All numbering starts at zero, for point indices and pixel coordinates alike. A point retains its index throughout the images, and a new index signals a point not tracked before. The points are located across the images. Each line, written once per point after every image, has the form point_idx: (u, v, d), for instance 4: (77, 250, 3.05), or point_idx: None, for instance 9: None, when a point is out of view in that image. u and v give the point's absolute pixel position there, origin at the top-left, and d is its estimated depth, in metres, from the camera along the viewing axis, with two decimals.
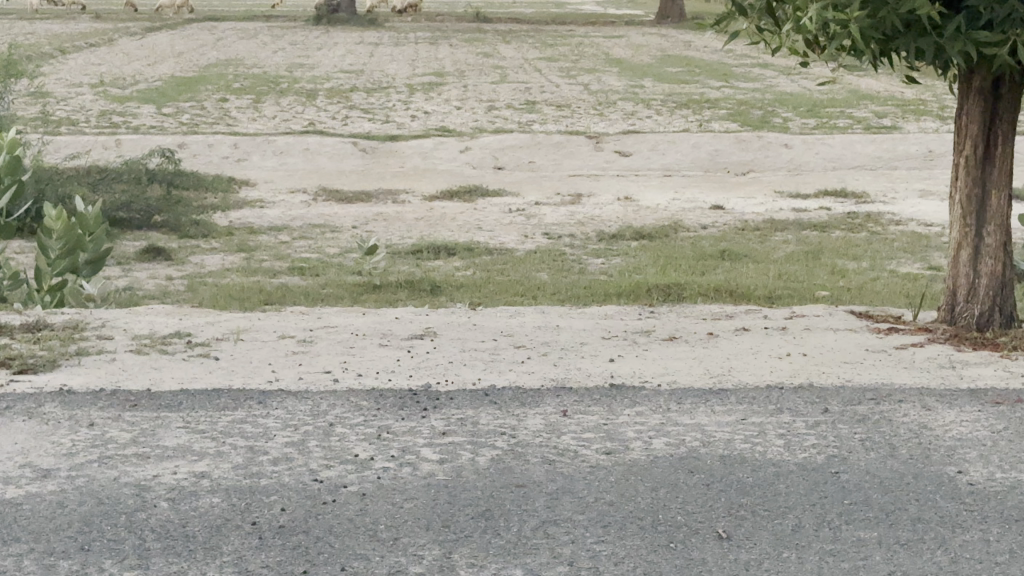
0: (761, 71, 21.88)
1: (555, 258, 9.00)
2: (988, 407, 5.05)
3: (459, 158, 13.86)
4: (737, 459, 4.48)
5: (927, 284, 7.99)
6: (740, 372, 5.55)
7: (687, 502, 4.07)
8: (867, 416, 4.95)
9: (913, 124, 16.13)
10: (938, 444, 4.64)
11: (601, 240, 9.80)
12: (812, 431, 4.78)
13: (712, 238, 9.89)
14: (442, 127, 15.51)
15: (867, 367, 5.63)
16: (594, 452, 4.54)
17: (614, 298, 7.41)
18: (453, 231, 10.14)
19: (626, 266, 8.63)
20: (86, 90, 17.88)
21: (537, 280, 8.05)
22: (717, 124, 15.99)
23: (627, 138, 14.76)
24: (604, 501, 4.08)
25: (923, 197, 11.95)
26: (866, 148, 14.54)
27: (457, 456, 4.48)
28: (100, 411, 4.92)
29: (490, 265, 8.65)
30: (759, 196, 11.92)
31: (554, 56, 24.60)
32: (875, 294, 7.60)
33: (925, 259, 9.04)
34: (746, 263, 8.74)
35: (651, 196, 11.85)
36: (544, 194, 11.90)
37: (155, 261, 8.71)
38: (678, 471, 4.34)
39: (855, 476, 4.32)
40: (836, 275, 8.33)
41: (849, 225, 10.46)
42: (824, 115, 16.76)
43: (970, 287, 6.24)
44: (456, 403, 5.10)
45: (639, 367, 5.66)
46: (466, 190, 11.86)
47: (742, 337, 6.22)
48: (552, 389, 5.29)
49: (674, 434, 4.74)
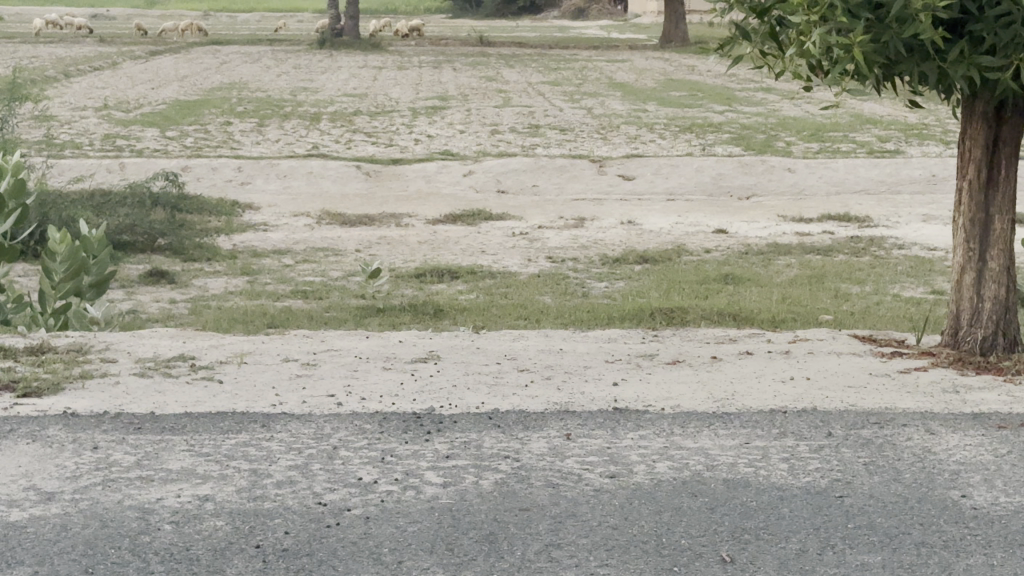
0: (765, 96, 21.91)
1: (559, 281, 9.02)
2: (991, 432, 5.04)
3: (462, 182, 13.88)
4: (740, 482, 4.47)
5: (931, 308, 8.00)
6: (745, 396, 5.54)
7: (691, 526, 4.07)
8: (871, 440, 4.95)
9: (916, 148, 16.15)
10: (942, 468, 4.63)
11: (605, 263, 9.82)
12: (816, 454, 4.77)
13: (715, 262, 9.90)
14: (445, 151, 15.56)
15: (870, 391, 5.63)
16: (597, 476, 4.54)
17: (617, 321, 7.42)
18: (456, 255, 10.16)
19: (630, 290, 8.64)
20: (90, 113, 17.93)
21: (541, 303, 8.07)
22: (720, 148, 16.02)
23: (630, 162, 14.77)
24: (608, 524, 4.07)
25: (927, 222, 11.95)
26: (869, 172, 14.56)
27: (460, 480, 4.48)
28: (106, 434, 4.93)
29: (493, 289, 8.66)
30: (761, 220, 11.94)
31: (557, 80, 24.66)
32: (878, 318, 7.60)
33: (929, 283, 9.05)
34: (749, 287, 8.75)
35: (654, 220, 11.87)
36: (547, 217, 11.92)
37: (158, 285, 8.72)
38: (682, 495, 4.34)
39: (858, 500, 4.31)
40: (840, 299, 8.33)
41: (852, 249, 10.46)
42: (827, 139, 16.79)
43: (973, 311, 6.25)
44: (460, 426, 5.09)
45: (642, 390, 5.66)
46: (469, 214, 11.88)
47: (745, 361, 6.22)
48: (555, 413, 5.29)
49: (678, 457, 4.73)
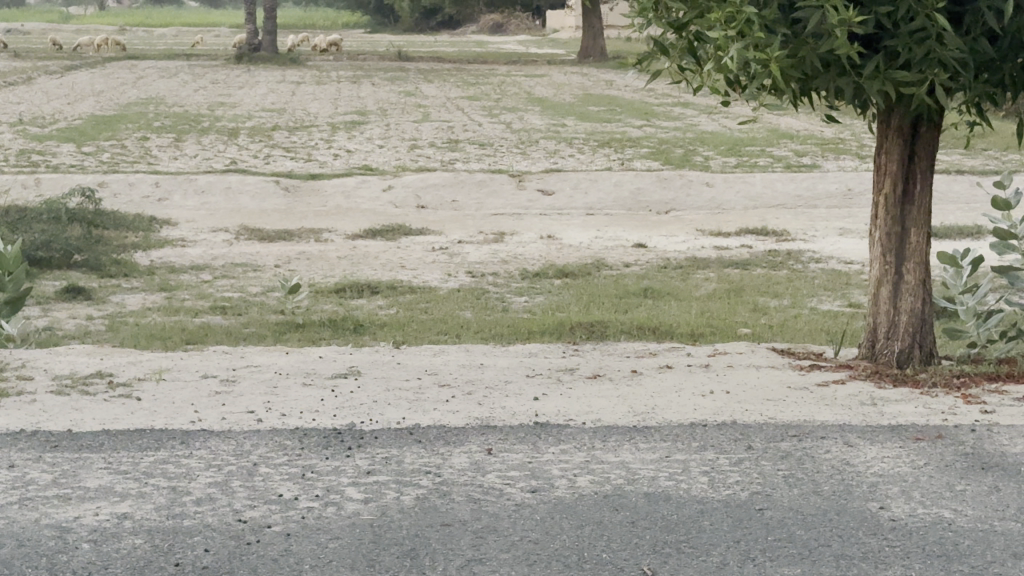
0: (682, 111, 22.01)
1: (479, 296, 9.01)
2: (909, 444, 5.08)
3: (382, 197, 13.85)
4: (661, 496, 4.48)
5: (848, 321, 8.06)
6: (664, 410, 5.56)
7: (611, 540, 4.07)
8: (790, 453, 4.98)
9: (832, 163, 16.27)
10: (859, 480, 4.67)
11: (525, 278, 9.83)
12: (735, 468, 4.80)
13: (635, 276, 9.93)
14: (364, 166, 15.52)
15: (788, 404, 5.66)
16: (519, 490, 4.54)
17: (537, 336, 7.43)
18: (375, 270, 10.14)
19: (550, 304, 8.65)
20: (4, 129, 17.76)
21: (461, 318, 8.07)
22: (638, 163, 16.08)
23: (549, 176, 14.80)
24: (529, 539, 4.07)
25: (843, 235, 12.04)
26: (786, 186, 14.65)
27: (381, 496, 4.46)
28: (21, 452, 4.87)
29: (413, 304, 8.64)
30: (679, 234, 11.99)
31: (476, 96, 24.67)
32: (796, 331, 7.65)
33: (845, 296, 9.12)
34: (667, 301, 8.78)
35: (574, 234, 11.90)
36: (467, 232, 11.92)
37: (75, 301, 8.64)
38: (602, 509, 4.35)
39: (778, 513, 4.33)
40: (758, 312, 8.38)
41: (769, 263, 10.52)
42: (744, 153, 16.89)
43: (890, 324, 6.30)
44: (380, 442, 5.08)
45: (563, 405, 5.67)
46: (389, 228, 11.86)
47: (665, 374, 6.24)
48: (476, 428, 5.28)
49: (598, 471, 4.74)
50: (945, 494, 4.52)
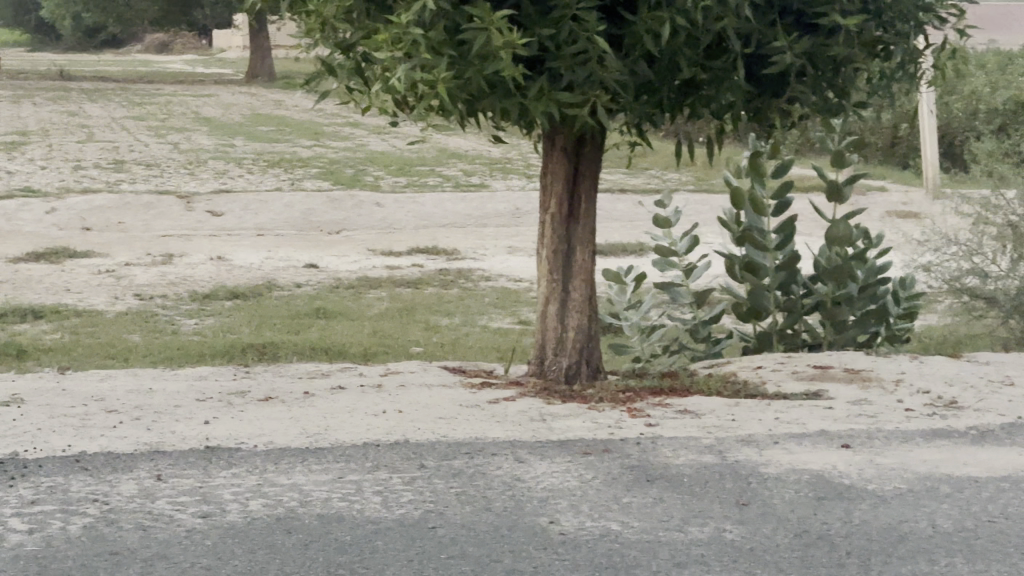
0: (348, 129, 22.12)
1: (148, 318, 8.88)
2: (579, 456, 5.19)
3: (48, 220, 13.53)
4: (334, 518, 4.47)
5: (517, 339, 8.19)
6: (337, 430, 5.56)
7: (285, 564, 4.04)
8: (461, 470, 5.03)
9: (499, 181, 16.53)
10: (529, 495, 4.74)
11: (194, 299, 9.72)
12: (407, 486, 4.81)
13: (308, 296, 9.92)
14: (26, 187, 15.16)
15: (461, 421, 5.72)
16: (190, 516, 4.47)
17: (211, 357, 7.36)
18: (40, 293, 9.90)
19: (220, 327, 8.58)
20: None
21: (129, 340, 7.94)
22: (307, 182, 16.07)
23: (220, 199, 14.69)
24: (201, 564, 4.02)
25: (510, 254, 12.25)
26: (455, 206, 14.82)
27: (46, 525, 4.35)
28: None
29: (79, 327, 8.47)
30: (352, 253, 12.02)
31: (139, 115, 24.34)
32: (465, 349, 7.74)
33: (515, 313, 9.29)
34: (338, 321, 8.78)
35: (246, 254, 11.84)
36: (134, 254, 11.74)
37: None
38: (275, 532, 4.32)
39: (450, 531, 4.37)
40: (429, 331, 8.46)
41: (442, 281, 10.64)
42: (413, 172, 17.05)
43: (558, 340, 6.43)
44: (46, 469, 4.95)
45: (236, 427, 5.61)
46: (55, 250, 11.60)
47: (339, 395, 6.22)
48: (147, 453, 5.19)
49: (272, 494, 4.71)
50: (612, 507, 4.61)
